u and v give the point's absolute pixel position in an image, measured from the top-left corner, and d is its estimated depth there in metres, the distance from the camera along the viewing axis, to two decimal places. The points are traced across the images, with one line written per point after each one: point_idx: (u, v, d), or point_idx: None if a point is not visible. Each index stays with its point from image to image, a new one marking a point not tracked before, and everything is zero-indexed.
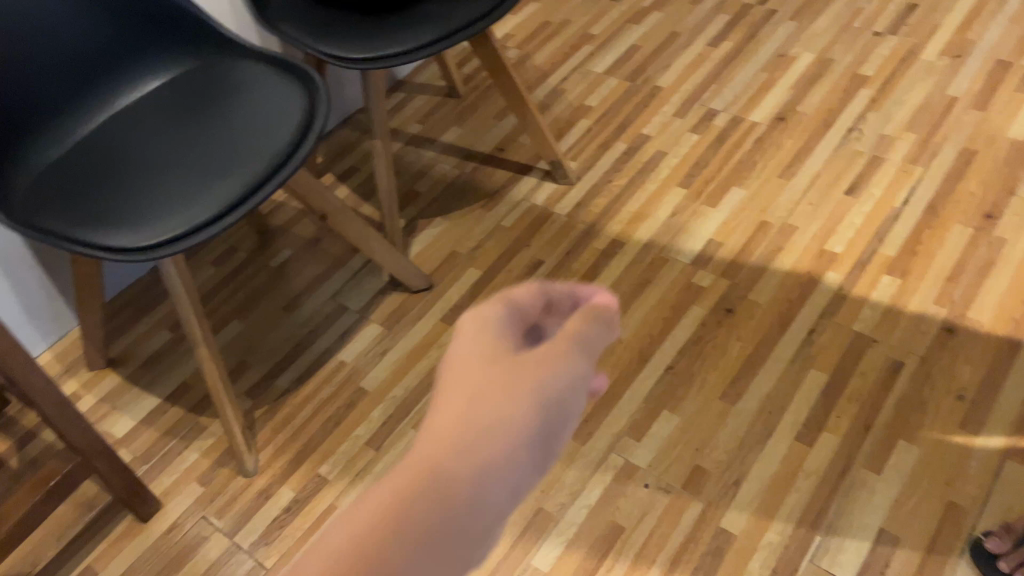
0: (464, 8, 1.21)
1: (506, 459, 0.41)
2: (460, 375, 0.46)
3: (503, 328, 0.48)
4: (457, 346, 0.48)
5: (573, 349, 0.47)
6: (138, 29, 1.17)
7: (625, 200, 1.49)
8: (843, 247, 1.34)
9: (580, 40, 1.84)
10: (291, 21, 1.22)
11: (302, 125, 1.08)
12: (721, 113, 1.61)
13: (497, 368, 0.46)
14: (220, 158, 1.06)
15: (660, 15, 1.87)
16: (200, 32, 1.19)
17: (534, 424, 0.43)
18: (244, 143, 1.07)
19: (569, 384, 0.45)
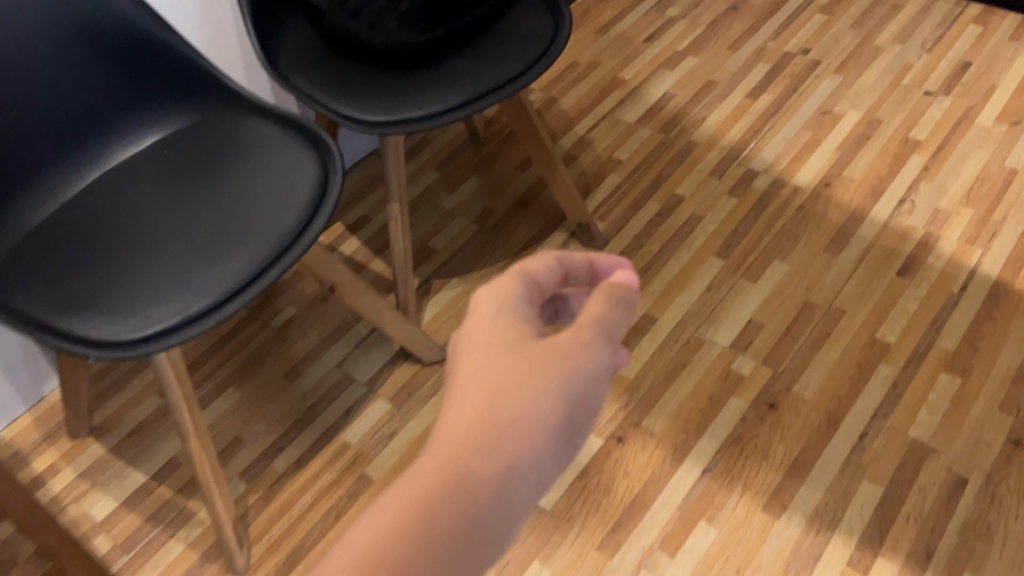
0: (494, 66, 1.10)
1: (535, 445, 0.47)
2: (482, 365, 0.49)
3: (523, 306, 0.53)
4: (475, 331, 0.51)
5: (593, 340, 0.51)
6: (138, 79, 1.06)
7: (658, 268, 1.38)
8: (897, 336, 1.23)
9: (610, 84, 1.74)
10: (305, 75, 1.12)
11: (316, 199, 0.97)
12: (762, 174, 1.50)
13: (517, 362, 0.49)
14: (222, 232, 0.95)
15: (695, 60, 1.76)
16: (206, 84, 1.08)
17: (556, 416, 0.48)
18: (250, 216, 0.97)
19: (587, 377, 0.50)
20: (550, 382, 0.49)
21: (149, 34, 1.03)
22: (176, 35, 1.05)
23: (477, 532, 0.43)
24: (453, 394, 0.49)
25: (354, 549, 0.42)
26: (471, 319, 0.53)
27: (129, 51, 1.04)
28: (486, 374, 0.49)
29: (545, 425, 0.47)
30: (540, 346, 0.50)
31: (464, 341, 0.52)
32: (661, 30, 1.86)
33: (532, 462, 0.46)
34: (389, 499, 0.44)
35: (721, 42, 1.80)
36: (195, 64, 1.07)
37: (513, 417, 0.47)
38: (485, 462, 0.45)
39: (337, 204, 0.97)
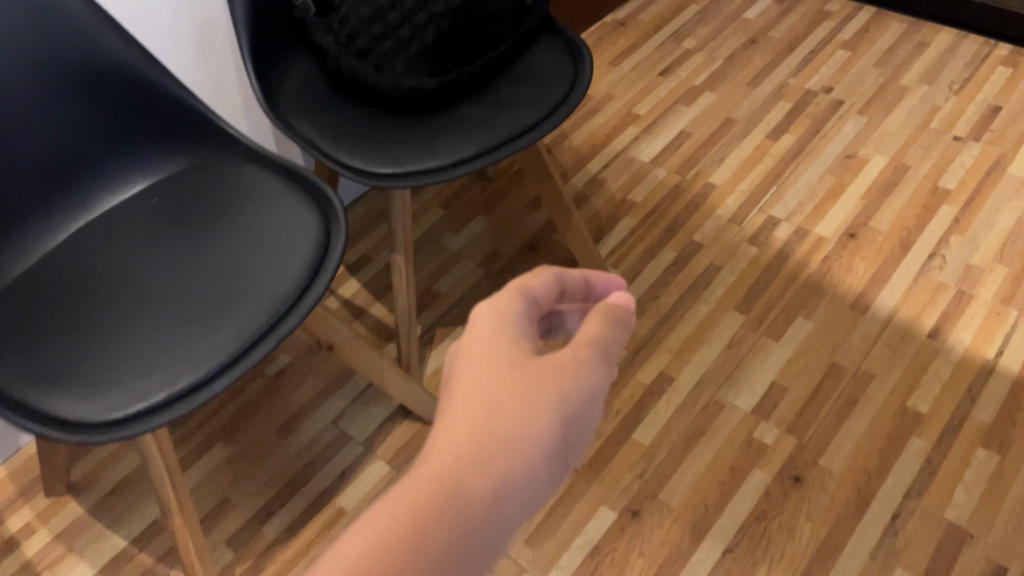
0: (509, 113, 1.04)
1: (531, 456, 0.45)
2: (481, 378, 0.48)
3: (523, 319, 0.51)
4: (473, 344, 0.50)
5: (589, 360, 0.50)
6: (127, 121, 0.99)
7: (675, 322, 1.30)
8: (929, 406, 1.16)
9: (623, 120, 1.67)
10: (306, 117, 1.05)
11: (316, 262, 0.90)
12: (783, 222, 1.43)
13: (516, 376, 0.48)
14: (214, 292, 0.88)
15: (713, 95, 1.69)
16: (200, 128, 1.01)
17: (553, 430, 0.47)
18: (243, 276, 0.89)
19: (581, 393, 0.49)
20: (548, 397, 0.47)
21: (140, 75, 0.96)
22: (169, 77, 0.98)
23: (471, 542, 0.42)
24: (449, 405, 0.47)
25: (345, 554, 0.40)
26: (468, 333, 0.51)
27: (118, 92, 0.96)
28: (484, 386, 0.47)
29: (541, 438, 0.46)
30: (539, 361, 0.49)
31: (461, 353, 0.50)
32: (676, 62, 1.79)
33: (529, 472, 0.45)
34: (382, 503, 0.42)
35: (740, 77, 1.73)
36: (189, 106, 1.00)
37: (511, 427, 0.46)
38: (482, 471, 0.44)
39: (339, 266, 0.90)
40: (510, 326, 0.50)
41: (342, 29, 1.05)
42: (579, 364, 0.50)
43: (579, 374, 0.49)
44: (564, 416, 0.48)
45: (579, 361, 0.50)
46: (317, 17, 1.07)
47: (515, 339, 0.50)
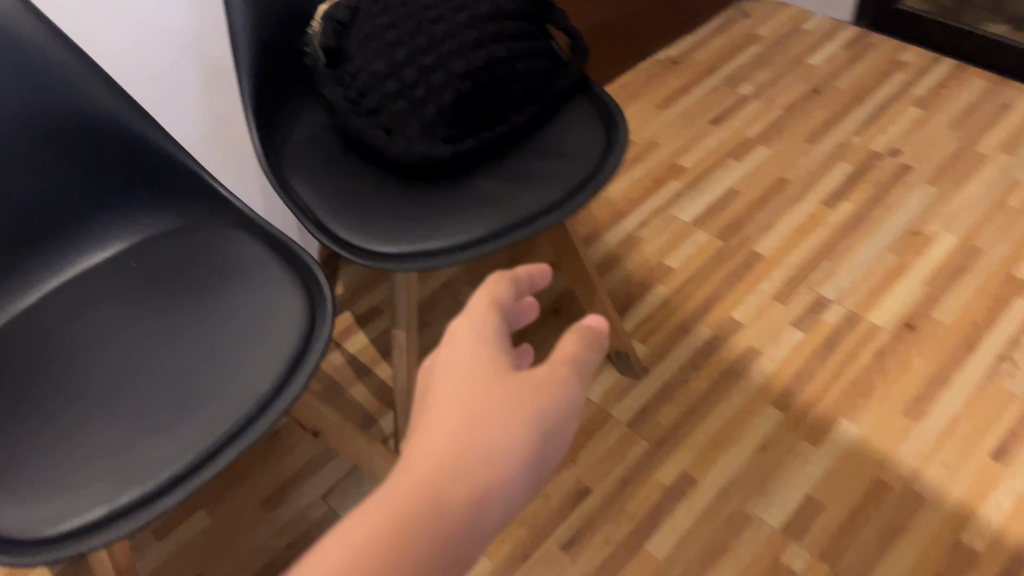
0: (528, 188, 0.93)
1: (510, 466, 0.45)
2: (458, 393, 0.47)
3: (497, 328, 0.51)
4: (447, 358, 0.50)
5: (565, 376, 0.50)
6: (108, 175, 0.90)
7: (703, 413, 1.18)
8: (987, 543, 1.02)
9: (666, 172, 1.55)
10: (307, 177, 0.96)
11: (298, 351, 0.80)
12: (834, 305, 1.30)
13: (494, 391, 0.48)
14: (183, 376, 0.79)
15: (766, 151, 1.56)
16: (188, 186, 0.93)
17: (531, 444, 0.46)
18: (216, 360, 0.80)
19: (558, 407, 0.49)
20: (527, 412, 0.47)
21: (123, 125, 0.88)
22: (156, 129, 0.89)
23: (448, 554, 0.42)
24: (424, 417, 0.47)
25: (322, 567, 0.40)
26: (441, 345, 0.51)
27: (99, 144, 0.88)
28: (462, 399, 0.47)
29: (520, 450, 0.46)
30: (517, 375, 0.49)
31: (436, 366, 0.50)
32: (730, 110, 1.66)
33: (506, 485, 0.45)
34: (360, 515, 0.42)
35: (798, 132, 1.59)
36: (177, 162, 0.91)
37: (489, 439, 0.45)
38: (460, 484, 0.44)
39: (322, 356, 0.81)
40: (485, 336, 0.50)
41: (351, 82, 0.95)
42: (556, 380, 0.50)
43: (553, 388, 0.49)
44: (543, 429, 0.47)
45: (558, 374, 0.49)
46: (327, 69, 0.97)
47: (492, 350, 0.50)
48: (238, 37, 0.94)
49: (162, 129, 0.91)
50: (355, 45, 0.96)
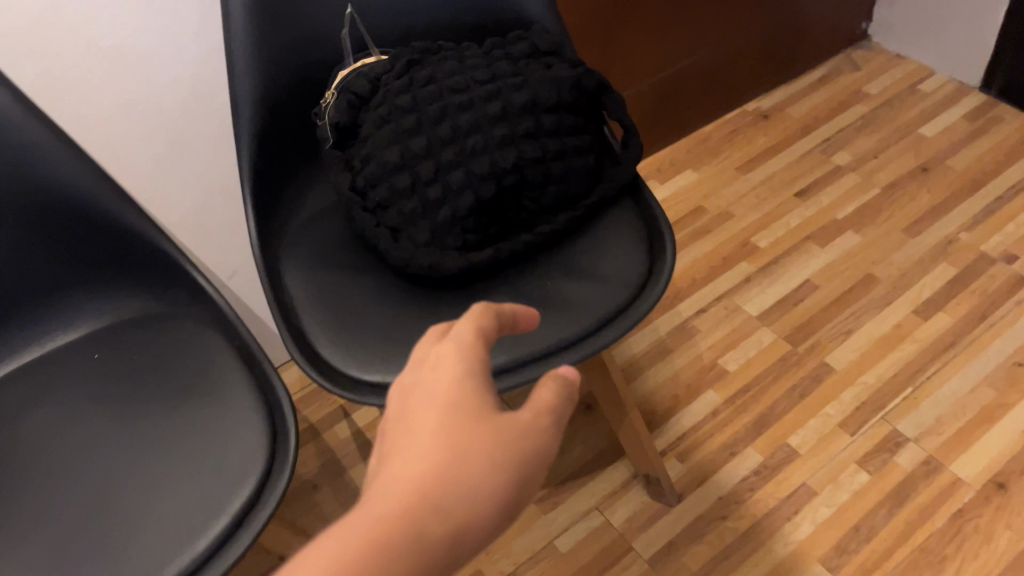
0: (545, 314, 0.79)
1: (486, 512, 0.40)
2: (434, 429, 0.41)
3: (486, 352, 0.45)
4: (423, 390, 0.43)
5: (551, 421, 0.44)
6: (72, 255, 0.80)
7: (738, 561, 1.02)
8: None
9: (737, 250, 1.38)
10: (302, 272, 0.85)
11: (253, 490, 0.69)
12: (910, 445, 1.11)
13: (477, 431, 0.41)
14: (115, 510, 0.68)
15: (856, 238, 1.37)
16: (161, 270, 0.83)
17: (509, 491, 0.41)
18: (157, 491, 0.69)
19: (543, 452, 0.43)
20: (511, 456, 0.41)
21: (90, 200, 0.78)
22: (138, 211, 0.80)
23: None
24: (398, 449, 0.41)
25: None
26: (418, 373, 0.44)
27: (61, 221, 0.78)
28: (442, 438, 0.41)
29: (497, 495, 0.40)
30: (499, 416, 0.42)
31: (413, 389, 0.44)
32: (820, 182, 1.47)
33: (479, 532, 0.39)
34: (318, 548, 0.37)
35: (897, 219, 1.39)
36: (150, 243, 0.82)
37: (467, 479, 0.40)
38: (434, 526, 0.38)
39: (281, 498, 0.70)
40: (468, 359, 0.44)
41: (359, 170, 0.83)
42: (542, 423, 0.44)
43: (538, 430, 0.43)
44: (526, 473, 0.42)
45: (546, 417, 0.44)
46: (334, 149, 0.85)
47: (479, 382, 0.43)
48: (241, 105, 0.83)
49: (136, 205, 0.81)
50: (370, 126, 0.83)
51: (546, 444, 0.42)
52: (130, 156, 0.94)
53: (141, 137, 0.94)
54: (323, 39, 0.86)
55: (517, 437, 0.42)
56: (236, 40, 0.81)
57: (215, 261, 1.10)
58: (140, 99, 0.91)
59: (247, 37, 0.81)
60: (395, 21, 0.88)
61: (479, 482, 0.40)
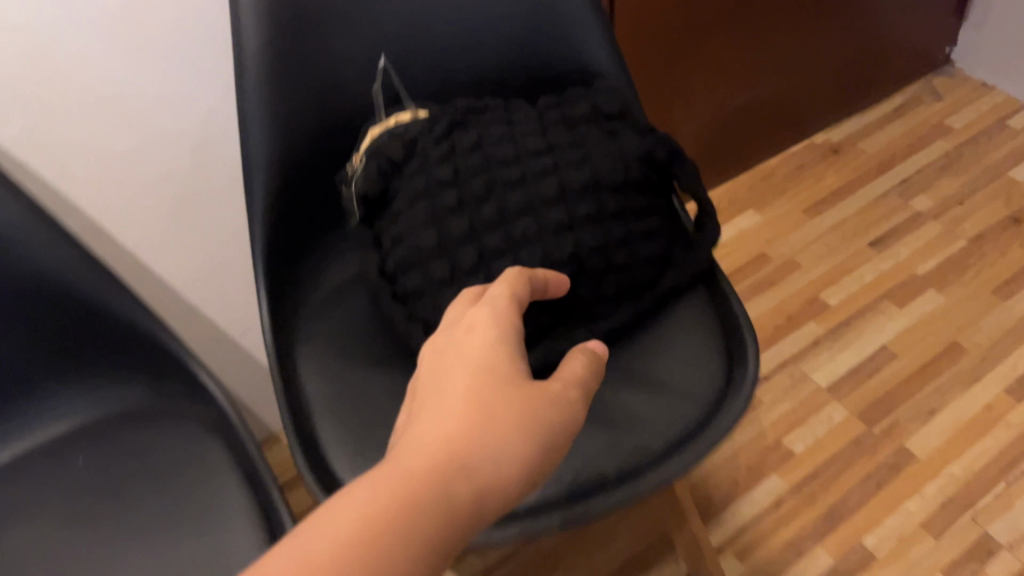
0: (593, 425, 0.67)
1: (514, 467, 0.43)
2: (466, 388, 0.45)
3: (515, 322, 0.50)
4: (453, 354, 0.48)
5: (575, 397, 0.49)
6: (47, 344, 0.69)
7: None
8: None
9: (804, 308, 1.24)
10: (321, 367, 0.72)
11: None
12: (1005, 554, 0.97)
13: (507, 390, 0.46)
14: None
15: (939, 299, 1.23)
16: (154, 358, 0.72)
17: (536, 453, 0.44)
18: None
19: (567, 422, 0.47)
20: (536, 416, 0.45)
21: (71, 285, 0.67)
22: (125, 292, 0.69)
23: (447, 540, 0.39)
24: (431, 403, 0.45)
25: (325, 533, 0.37)
26: (449, 342, 0.49)
27: (34, 309, 0.67)
28: (473, 394, 0.45)
29: (524, 454, 0.44)
30: (531, 383, 0.47)
31: (445, 353, 0.49)
32: (897, 230, 1.32)
33: (508, 486, 0.42)
34: (361, 487, 0.39)
35: (984, 278, 1.24)
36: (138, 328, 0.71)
37: (499, 437, 0.43)
38: (459, 473, 0.41)
39: None
40: (500, 330, 0.49)
41: (390, 251, 0.70)
42: (567, 398, 0.49)
43: (563, 402, 0.48)
44: (551, 441, 0.46)
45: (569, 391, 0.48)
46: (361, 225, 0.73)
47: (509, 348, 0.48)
48: (255, 172, 0.70)
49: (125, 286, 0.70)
50: (403, 201, 0.71)
51: (570, 413, 0.47)
52: (133, 211, 0.83)
53: (139, 193, 0.82)
54: (352, 92, 0.74)
55: (544, 404, 0.46)
56: (249, 96, 0.69)
57: (226, 321, 0.98)
58: (137, 151, 0.80)
59: (262, 93, 0.69)
60: (434, 71, 0.76)
61: (506, 439, 0.44)
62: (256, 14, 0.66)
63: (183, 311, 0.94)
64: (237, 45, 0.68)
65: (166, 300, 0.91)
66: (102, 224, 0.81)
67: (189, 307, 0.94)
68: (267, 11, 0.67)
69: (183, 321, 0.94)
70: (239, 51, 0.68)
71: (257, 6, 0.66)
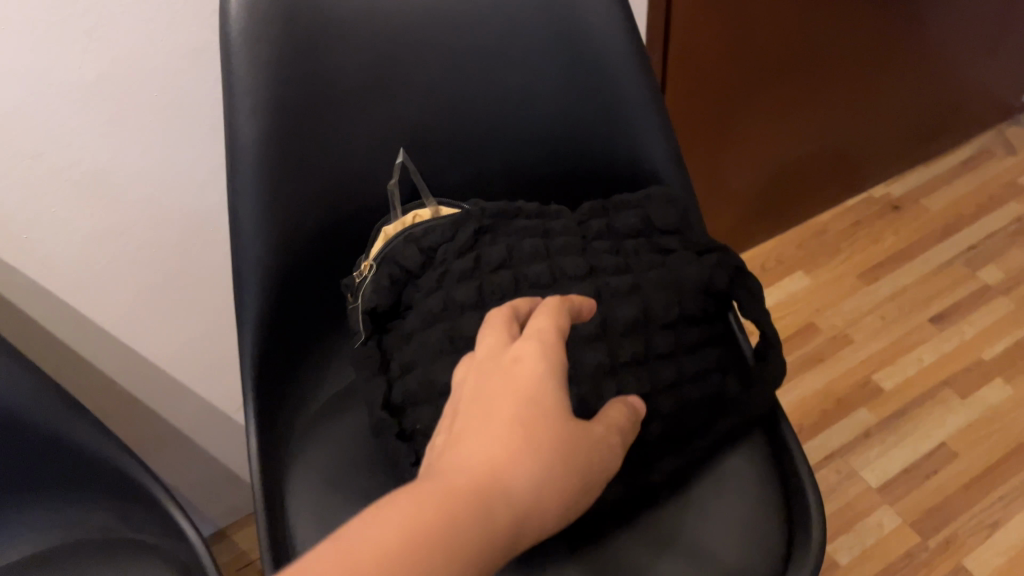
0: None
1: (544, 506, 0.41)
2: (505, 423, 0.42)
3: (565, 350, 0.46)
4: (495, 381, 0.44)
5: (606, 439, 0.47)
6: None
7: None
8: None
9: (855, 392, 1.13)
10: (312, 507, 0.61)
11: None
12: None
13: (545, 428, 0.42)
14: None
15: (1006, 391, 1.11)
16: (119, 497, 0.61)
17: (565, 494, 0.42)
18: None
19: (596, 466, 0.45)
20: (569, 460, 0.43)
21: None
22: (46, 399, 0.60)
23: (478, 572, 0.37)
24: (469, 430, 0.42)
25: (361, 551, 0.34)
26: (492, 367, 0.45)
27: None
28: (515, 424, 0.42)
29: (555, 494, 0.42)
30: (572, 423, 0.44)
31: (488, 373, 0.45)
32: (962, 305, 1.20)
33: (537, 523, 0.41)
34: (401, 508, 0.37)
35: None
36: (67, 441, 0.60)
37: (534, 472, 0.41)
38: (495, 507, 0.39)
39: None
40: (550, 357, 0.44)
41: (400, 376, 0.60)
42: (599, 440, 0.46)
43: (596, 445, 0.45)
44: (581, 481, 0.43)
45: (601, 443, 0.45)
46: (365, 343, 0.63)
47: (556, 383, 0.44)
48: (247, 273, 0.61)
49: (85, 413, 0.61)
50: (416, 320, 0.60)
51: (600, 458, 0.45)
52: (111, 294, 0.73)
53: (121, 273, 0.72)
54: (364, 186, 0.64)
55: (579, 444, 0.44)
56: (242, 190, 0.59)
57: (219, 396, 0.89)
58: (119, 230, 0.70)
59: (258, 188, 0.59)
60: (460, 159, 0.66)
61: (538, 479, 0.41)
62: (252, 99, 0.57)
63: (171, 389, 0.84)
64: (229, 135, 0.58)
65: (151, 379, 0.82)
66: (78, 307, 0.72)
67: (177, 384, 0.84)
68: (265, 95, 0.57)
69: (171, 399, 0.85)
70: (232, 139, 0.58)
71: (254, 90, 0.57)
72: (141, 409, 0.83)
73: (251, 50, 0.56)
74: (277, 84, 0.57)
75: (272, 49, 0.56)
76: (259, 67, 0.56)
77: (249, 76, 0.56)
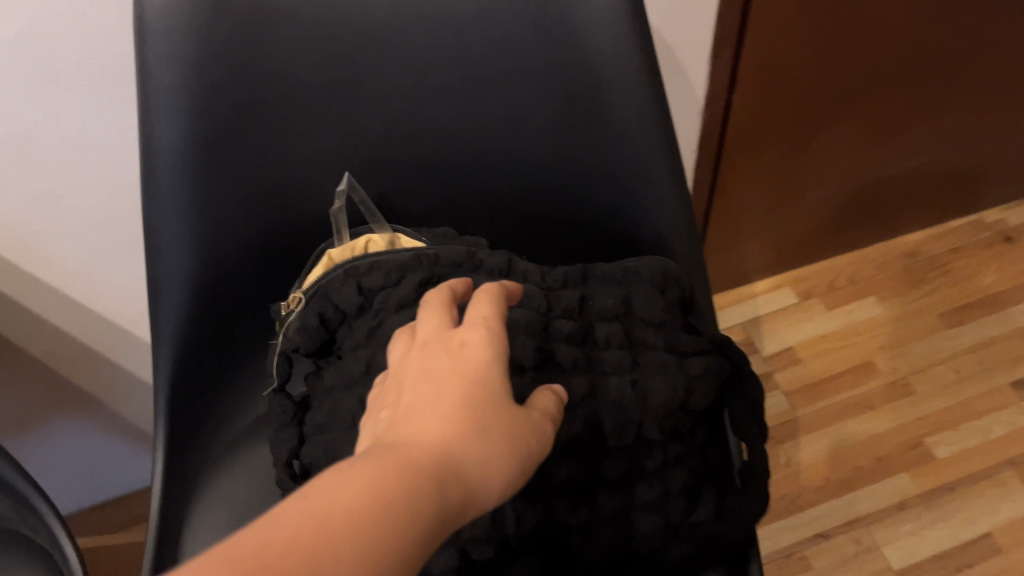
0: None
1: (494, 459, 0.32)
2: (440, 392, 0.33)
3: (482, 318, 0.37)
4: (426, 361, 0.35)
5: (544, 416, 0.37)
6: None
7: None
8: None
9: (903, 452, 0.99)
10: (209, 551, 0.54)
11: None
12: None
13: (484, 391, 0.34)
14: None
15: None
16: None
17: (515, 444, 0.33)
18: None
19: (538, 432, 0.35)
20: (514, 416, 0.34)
21: None
22: None
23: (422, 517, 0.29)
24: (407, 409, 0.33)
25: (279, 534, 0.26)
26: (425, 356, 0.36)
27: None
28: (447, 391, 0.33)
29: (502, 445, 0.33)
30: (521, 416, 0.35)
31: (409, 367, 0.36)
32: None
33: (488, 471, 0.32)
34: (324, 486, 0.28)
35: None
36: None
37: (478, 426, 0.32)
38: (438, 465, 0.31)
39: None
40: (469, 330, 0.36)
41: (308, 436, 0.52)
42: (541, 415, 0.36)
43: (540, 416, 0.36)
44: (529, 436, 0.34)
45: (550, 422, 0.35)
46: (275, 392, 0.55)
47: (495, 357, 0.35)
48: (165, 289, 0.54)
49: None
50: (337, 377, 0.52)
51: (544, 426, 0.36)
52: (60, 253, 0.68)
53: (66, 232, 0.67)
54: (314, 201, 0.55)
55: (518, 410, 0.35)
56: (161, 201, 0.51)
57: None
58: (61, 192, 0.64)
59: (180, 199, 0.51)
60: (430, 183, 0.55)
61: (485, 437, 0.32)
62: (170, 97, 0.48)
63: (139, 346, 0.80)
64: (143, 134, 0.49)
65: (114, 335, 0.78)
66: (18, 263, 0.67)
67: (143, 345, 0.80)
68: (187, 92, 0.48)
69: (139, 355, 0.81)
70: (146, 144, 0.49)
71: (173, 88, 0.47)
72: (100, 363, 0.80)
73: (170, 44, 0.46)
74: (202, 78, 0.48)
75: (197, 37, 0.47)
76: (181, 58, 0.47)
77: (168, 69, 0.47)
